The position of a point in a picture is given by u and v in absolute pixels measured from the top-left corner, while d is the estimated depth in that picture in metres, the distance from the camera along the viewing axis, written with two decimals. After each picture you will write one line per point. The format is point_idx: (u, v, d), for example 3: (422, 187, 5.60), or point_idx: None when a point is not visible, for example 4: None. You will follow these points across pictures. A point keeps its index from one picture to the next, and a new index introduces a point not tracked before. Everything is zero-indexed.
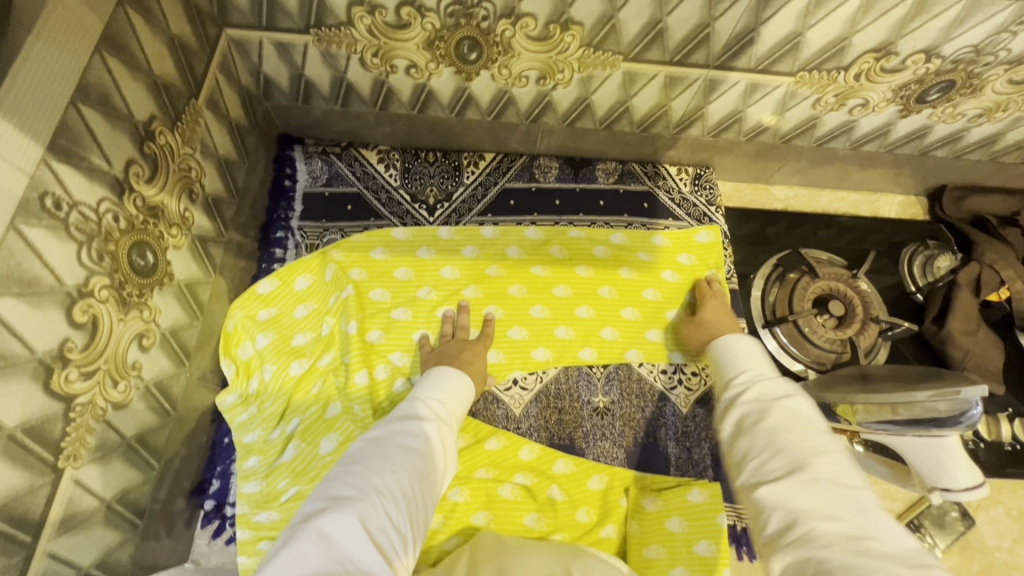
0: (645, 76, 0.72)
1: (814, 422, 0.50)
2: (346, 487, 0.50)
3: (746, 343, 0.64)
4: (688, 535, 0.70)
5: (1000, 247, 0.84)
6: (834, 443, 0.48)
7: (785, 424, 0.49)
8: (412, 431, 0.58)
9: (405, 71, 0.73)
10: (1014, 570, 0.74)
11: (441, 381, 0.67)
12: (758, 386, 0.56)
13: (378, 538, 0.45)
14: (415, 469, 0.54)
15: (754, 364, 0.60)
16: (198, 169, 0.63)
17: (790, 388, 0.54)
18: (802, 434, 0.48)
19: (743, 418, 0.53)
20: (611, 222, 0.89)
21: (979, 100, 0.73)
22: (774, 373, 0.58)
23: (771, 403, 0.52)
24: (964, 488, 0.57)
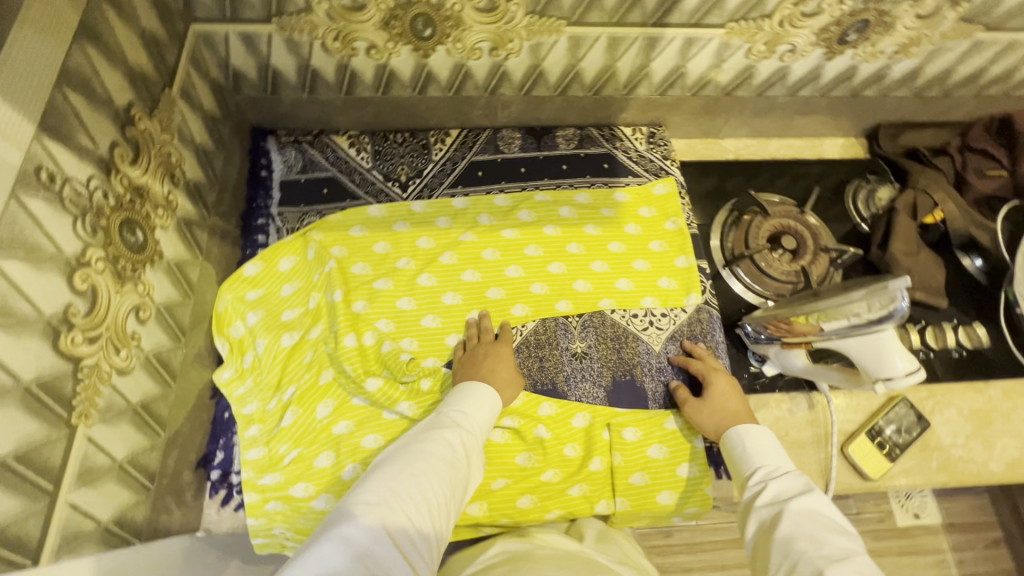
0: (588, 39, 0.77)
1: (833, 521, 0.56)
2: (369, 493, 0.54)
3: (752, 435, 0.69)
4: (671, 460, 0.77)
5: (933, 174, 0.92)
6: (852, 547, 0.53)
7: (803, 532, 0.55)
8: (435, 441, 0.62)
9: (366, 53, 0.77)
10: (968, 463, 0.80)
11: (468, 393, 0.70)
12: (774, 485, 0.62)
13: (396, 541, 0.50)
14: (438, 476, 0.58)
15: (767, 459, 0.65)
16: (177, 155, 0.67)
17: (807, 485, 0.61)
18: (819, 537, 0.54)
19: (764, 518, 0.59)
20: (575, 184, 0.94)
21: (894, 36, 0.80)
22: (786, 469, 0.64)
23: (784, 504, 0.59)
24: (904, 375, 0.62)
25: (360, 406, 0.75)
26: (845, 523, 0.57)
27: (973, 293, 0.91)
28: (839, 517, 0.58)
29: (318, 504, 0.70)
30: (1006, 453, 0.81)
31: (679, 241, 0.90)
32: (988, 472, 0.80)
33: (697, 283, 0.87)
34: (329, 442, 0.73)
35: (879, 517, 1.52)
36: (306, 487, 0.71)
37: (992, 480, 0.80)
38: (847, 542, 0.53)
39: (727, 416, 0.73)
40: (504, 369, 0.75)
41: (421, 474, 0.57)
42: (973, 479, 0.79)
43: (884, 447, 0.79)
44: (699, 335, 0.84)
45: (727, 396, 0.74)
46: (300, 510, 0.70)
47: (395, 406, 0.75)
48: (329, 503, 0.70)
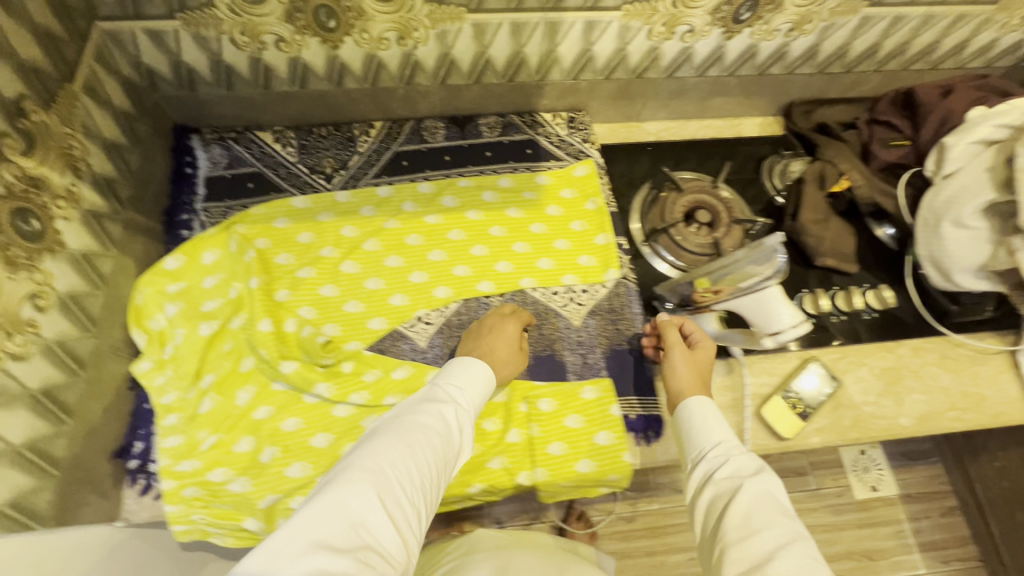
0: (491, 25, 0.80)
1: (782, 501, 0.55)
2: (365, 459, 0.54)
3: (707, 412, 0.65)
4: (588, 429, 0.79)
5: (839, 146, 0.96)
6: (800, 530, 0.52)
7: (757, 512, 0.53)
8: (432, 411, 0.62)
9: (275, 46, 0.79)
10: (879, 419, 0.83)
11: (465, 368, 0.69)
12: (732, 460, 0.59)
13: (390, 508, 0.50)
14: (433, 448, 0.58)
15: (721, 435, 0.62)
16: (81, 148, 0.68)
17: (762, 462, 0.58)
18: (770, 520, 0.52)
19: (719, 493, 0.57)
20: (499, 169, 0.97)
21: (785, 14, 0.84)
22: (738, 444, 0.61)
23: (740, 482, 0.56)
24: (791, 326, 0.66)
25: (281, 391, 0.77)
26: (789, 502, 0.56)
27: (882, 258, 0.96)
28: (784, 495, 0.56)
29: (235, 487, 0.71)
30: (914, 408, 0.84)
31: (599, 220, 0.93)
32: (898, 427, 0.83)
33: (615, 259, 0.90)
34: (250, 428, 0.74)
35: (837, 492, 1.55)
36: (225, 472, 0.72)
37: (902, 434, 0.83)
38: (795, 524, 0.52)
39: (701, 377, 0.71)
40: (504, 346, 0.76)
41: (418, 443, 0.57)
42: (883, 434, 0.83)
43: (797, 406, 0.82)
44: (617, 308, 0.87)
45: (705, 361, 0.73)
46: (217, 495, 0.71)
47: (313, 388, 0.76)
48: (246, 485, 0.71)
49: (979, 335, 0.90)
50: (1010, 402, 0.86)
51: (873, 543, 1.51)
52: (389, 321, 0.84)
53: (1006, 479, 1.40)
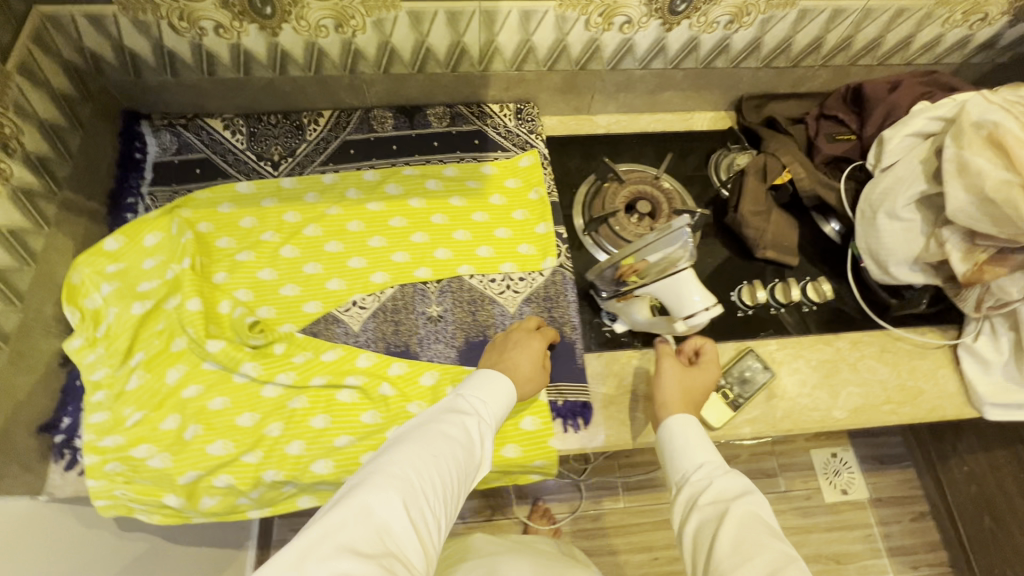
0: (427, 14, 0.81)
1: (767, 524, 0.59)
2: (390, 465, 0.58)
3: (689, 431, 0.70)
4: (515, 414, 0.79)
5: (782, 139, 0.96)
6: (789, 552, 0.56)
7: (744, 535, 0.57)
8: (455, 422, 0.64)
9: (214, 32, 0.81)
10: (813, 411, 0.83)
11: (488, 380, 0.71)
12: (715, 485, 0.64)
13: (412, 516, 0.54)
14: (455, 460, 0.61)
15: (707, 457, 0.68)
16: (12, 127, 0.71)
17: (745, 485, 0.63)
18: (760, 542, 0.56)
19: (709, 517, 0.61)
20: (445, 159, 0.97)
21: (722, 6, 0.84)
22: (725, 467, 0.66)
23: (727, 505, 0.61)
24: (704, 309, 0.70)
25: (211, 371, 0.77)
26: (776, 524, 0.60)
27: (826, 252, 0.95)
28: (769, 515, 0.61)
29: (156, 463, 0.72)
30: (849, 400, 0.84)
31: (541, 210, 0.94)
32: (831, 419, 0.83)
33: (553, 248, 0.90)
34: (177, 406, 0.75)
35: (806, 494, 1.52)
36: (148, 448, 0.73)
37: (835, 426, 0.83)
38: (784, 547, 0.56)
39: (690, 394, 0.75)
40: (527, 362, 0.75)
41: (441, 453, 0.60)
42: (815, 426, 0.82)
43: (728, 396, 0.82)
44: (553, 296, 0.87)
45: (701, 379, 0.76)
46: (138, 470, 0.72)
47: (241, 368, 0.77)
48: (166, 461, 0.73)
49: (920, 330, 0.89)
50: (946, 397, 0.85)
51: (841, 547, 1.47)
52: (324, 305, 0.84)
53: (975, 483, 1.38)
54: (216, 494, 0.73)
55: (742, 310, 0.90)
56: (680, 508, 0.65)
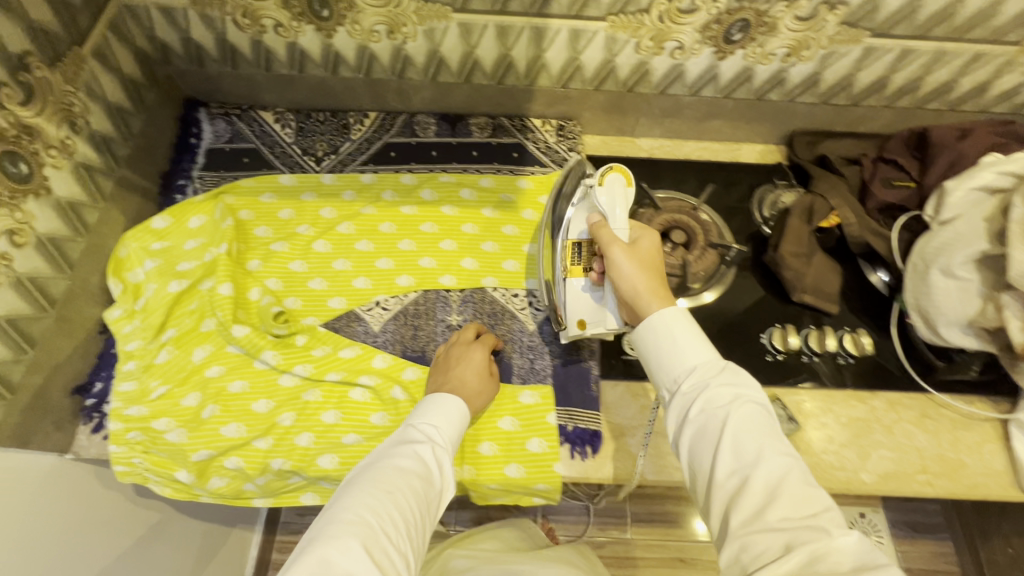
0: (477, 26, 0.82)
1: (763, 424, 0.57)
2: (344, 511, 0.55)
3: (675, 329, 0.64)
4: (523, 434, 0.78)
5: (833, 179, 0.92)
6: (786, 452, 0.55)
7: (744, 444, 0.55)
8: (407, 454, 0.62)
9: (274, 30, 0.84)
10: (838, 470, 0.78)
11: (437, 404, 0.70)
12: (706, 393, 0.59)
13: (378, 558, 0.51)
14: (414, 492, 0.59)
15: (697, 357, 0.62)
16: (81, 106, 0.75)
17: (736, 385, 0.59)
18: (759, 452, 0.54)
19: (703, 425, 0.58)
20: (482, 169, 0.98)
21: (780, 38, 0.81)
22: (720, 366, 0.62)
23: (721, 414, 0.57)
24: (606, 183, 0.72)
25: (234, 355, 0.80)
26: (771, 421, 0.58)
27: (871, 303, 0.89)
28: (764, 410, 0.59)
29: (173, 438, 0.75)
30: (879, 465, 0.78)
31: None
32: (858, 482, 0.77)
33: None
34: (199, 383, 0.78)
35: None
36: (167, 422, 0.76)
37: (861, 490, 0.77)
38: (780, 447, 0.55)
39: (647, 269, 0.70)
40: (474, 375, 0.75)
41: (395, 488, 0.58)
42: (840, 487, 0.77)
43: None
44: None
45: (648, 256, 0.71)
46: (156, 442, 0.75)
47: (261, 355, 0.79)
48: (182, 437, 0.75)
49: (968, 398, 0.83)
50: (992, 474, 0.78)
51: None
52: (348, 302, 0.86)
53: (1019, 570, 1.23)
54: (225, 476, 0.75)
55: (772, 354, 0.85)
56: (672, 420, 0.61)
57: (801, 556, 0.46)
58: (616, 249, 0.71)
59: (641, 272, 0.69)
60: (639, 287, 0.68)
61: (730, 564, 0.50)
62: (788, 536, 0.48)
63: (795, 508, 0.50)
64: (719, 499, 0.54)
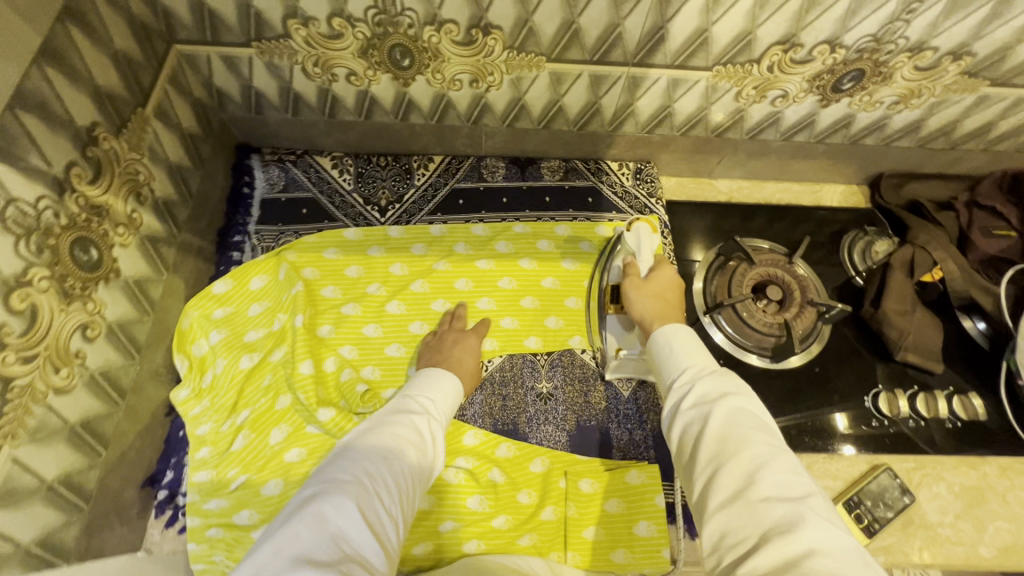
0: (570, 75, 0.75)
1: (755, 417, 0.52)
2: (337, 473, 0.54)
3: (677, 339, 0.64)
4: (629, 516, 0.73)
5: (932, 229, 0.87)
6: (777, 444, 0.50)
7: (733, 429, 0.50)
8: (405, 424, 0.63)
9: (346, 79, 0.77)
10: (957, 546, 0.74)
11: (431, 379, 0.71)
12: (699, 386, 0.56)
13: (370, 517, 0.50)
14: (407, 459, 0.59)
15: (692, 360, 0.61)
16: (146, 173, 0.68)
17: (729, 383, 0.56)
18: (746, 438, 0.49)
19: (691, 417, 0.54)
20: (557, 217, 0.92)
21: (892, 87, 0.76)
22: (713, 368, 0.59)
23: (712, 405, 0.53)
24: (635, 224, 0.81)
25: (314, 435, 0.73)
26: (765, 415, 0.53)
27: (972, 357, 0.86)
28: (757, 408, 0.54)
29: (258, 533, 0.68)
30: (998, 538, 0.74)
31: None
32: (977, 557, 0.73)
33: None
34: (279, 469, 0.71)
35: None
36: (250, 514, 0.69)
37: (981, 566, 0.73)
38: (773, 438, 0.50)
39: (659, 297, 0.72)
40: (471, 359, 0.77)
41: (391, 456, 0.58)
42: (960, 564, 0.73)
43: (862, 520, 0.73)
44: None
45: (666, 286, 0.74)
46: (240, 540, 0.68)
47: None
48: None
49: None
50: None
51: None
52: None
53: None
54: None
55: (877, 420, 0.82)
56: (666, 411, 0.58)
57: (782, 547, 0.41)
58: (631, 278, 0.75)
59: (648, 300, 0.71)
60: (647, 313, 0.71)
61: (711, 552, 0.46)
62: (769, 523, 0.43)
63: (779, 494, 0.45)
64: (702, 484, 0.50)
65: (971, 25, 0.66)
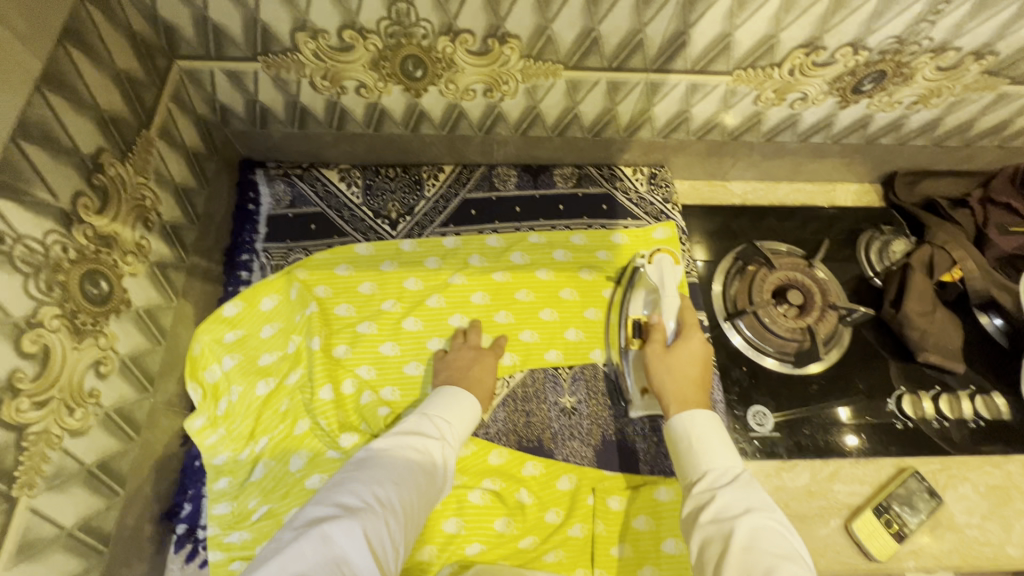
0: (587, 83, 0.73)
1: (779, 544, 0.52)
2: (346, 494, 0.53)
3: (698, 435, 0.63)
4: (656, 533, 0.72)
5: (951, 229, 0.87)
6: (802, 574, 0.49)
7: (755, 558, 0.51)
8: (420, 444, 0.61)
9: (355, 91, 0.74)
10: (985, 546, 0.74)
11: (454, 400, 0.69)
12: (719, 498, 0.56)
13: (374, 546, 0.49)
14: (416, 484, 0.58)
15: (714, 460, 0.60)
16: (152, 198, 0.65)
17: (749, 499, 0.56)
18: (770, 568, 0.49)
19: (710, 536, 0.54)
20: (572, 225, 0.90)
21: (912, 87, 0.75)
22: (735, 475, 0.59)
23: (732, 524, 0.54)
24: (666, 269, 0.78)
25: (334, 461, 0.70)
26: (790, 539, 0.53)
27: (992, 355, 0.86)
28: (781, 529, 0.54)
29: None
30: None
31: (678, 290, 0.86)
32: (1005, 557, 0.73)
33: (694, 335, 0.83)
34: (300, 497, 0.68)
35: None
36: None
37: (1009, 566, 0.73)
38: (798, 566, 0.50)
39: (681, 372, 0.69)
40: (488, 378, 0.75)
41: (403, 480, 0.56)
42: (989, 565, 0.73)
43: (892, 526, 0.72)
44: None
45: (689, 359, 0.70)
46: None
47: None
48: None
49: None
50: None
51: None
52: None
53: None
54: None
55: (901, 422, 0.81)
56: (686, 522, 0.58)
57: None
58: (654, 347, 0.73)
59: (668, 377, 0.69)
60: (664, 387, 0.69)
61: None
62: None
63: None
64: None
65: (996, 25, 0.65)
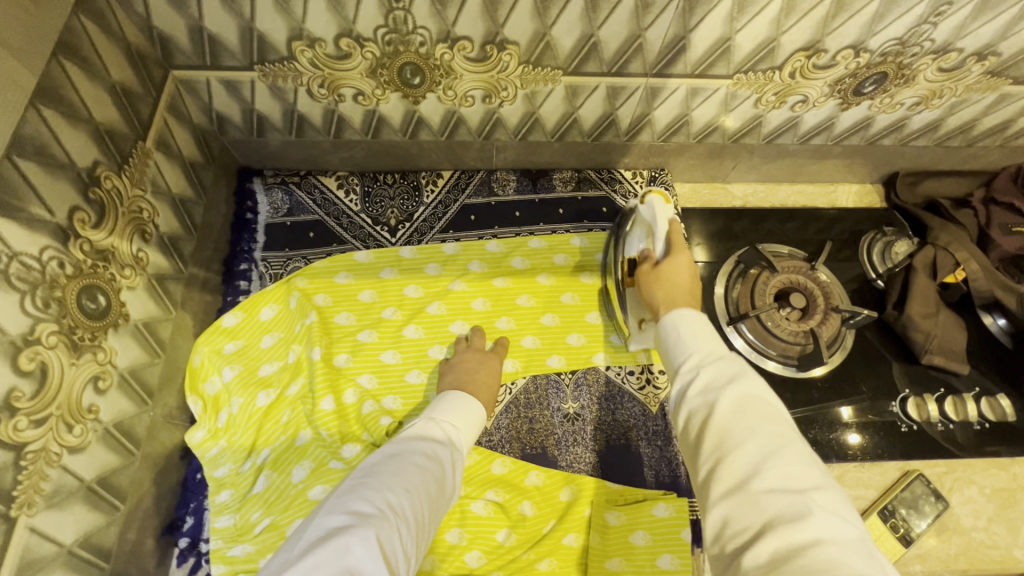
0: (586, 88, 0.73)
1: (765, 405, 0.46)
2: (359, 501, 0.52)
3: (688, 324, 0.57)
4: (653, 548, 0.70)
5: (953, 229, 0.85)
6: (787, 433, 0.44)
7: (737, 420, 0.45)
8: (429, 452, 0.61)
9: (353, 99, 0.74)
10: (992, 549, 0.74)
11: (459, 405, 0.69)
12: (703, 373, 0.50)
13: (391, 554, 0.48)
14: (427, 491, 0.57)
15: (697, 345, 0.53)
16: (150, 210, 0.65)
17: (733, 367, 0.50)
18: (753, 430, 0.44)
19: (692, 406, 0.48)
20: (572, 229, 0.90)
21: (913, 89, 0.75)
22: (720, 353, 0.52)
23: (718, 393, 0.47)
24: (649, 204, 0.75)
25: (336, 471, 0.70)
26: (776, 402, 0.47)
27: (996, 356, 0.86)
28: (767, 395, 0.48)
29: None
30: None
31: None
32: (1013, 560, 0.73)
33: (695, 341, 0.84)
34: (302, 509, 0.68)
35: None
36: None
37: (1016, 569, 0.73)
38: (783, 425, 0.45)
39: (672, 285, 0.65)
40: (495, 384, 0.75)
41: (414, 487, 0.55)
42: (996, 567, 0.73)
43: (899, 530, 0.72)
44: None
45: (678, 270, 0.66)
46: None
47: None
48: None
49: None
50: None
51: None
52: None
53: None
54: None
55: (906, 425, 0.81)
56: (671, 401, 0.52)
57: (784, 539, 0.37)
58: (643, 267, 0.69)
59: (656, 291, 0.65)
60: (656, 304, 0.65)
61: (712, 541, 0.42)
62: (771, 517, 0.39)
63: (785, 485, 0.40)
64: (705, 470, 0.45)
65: (998, 26, 0.65)
